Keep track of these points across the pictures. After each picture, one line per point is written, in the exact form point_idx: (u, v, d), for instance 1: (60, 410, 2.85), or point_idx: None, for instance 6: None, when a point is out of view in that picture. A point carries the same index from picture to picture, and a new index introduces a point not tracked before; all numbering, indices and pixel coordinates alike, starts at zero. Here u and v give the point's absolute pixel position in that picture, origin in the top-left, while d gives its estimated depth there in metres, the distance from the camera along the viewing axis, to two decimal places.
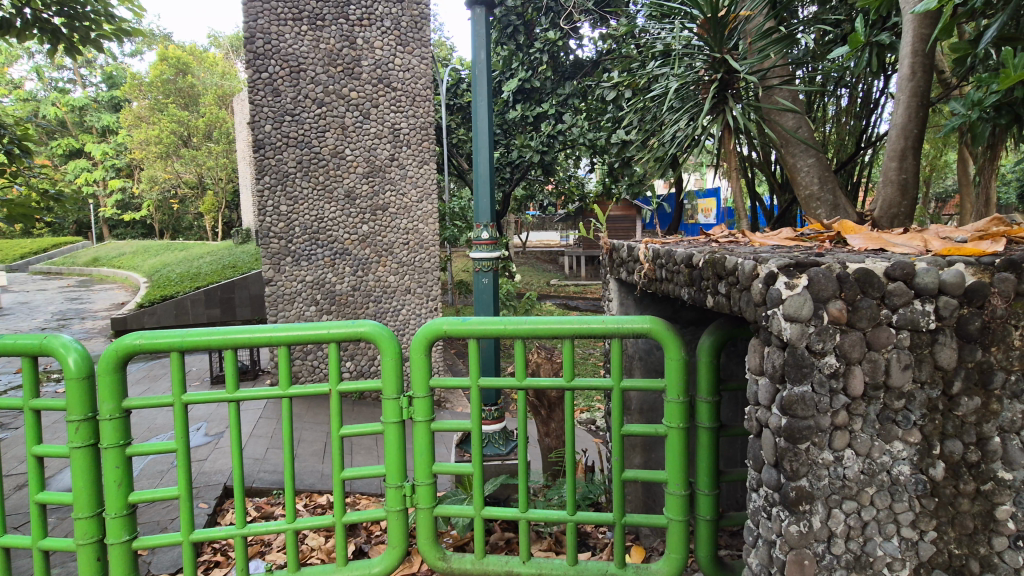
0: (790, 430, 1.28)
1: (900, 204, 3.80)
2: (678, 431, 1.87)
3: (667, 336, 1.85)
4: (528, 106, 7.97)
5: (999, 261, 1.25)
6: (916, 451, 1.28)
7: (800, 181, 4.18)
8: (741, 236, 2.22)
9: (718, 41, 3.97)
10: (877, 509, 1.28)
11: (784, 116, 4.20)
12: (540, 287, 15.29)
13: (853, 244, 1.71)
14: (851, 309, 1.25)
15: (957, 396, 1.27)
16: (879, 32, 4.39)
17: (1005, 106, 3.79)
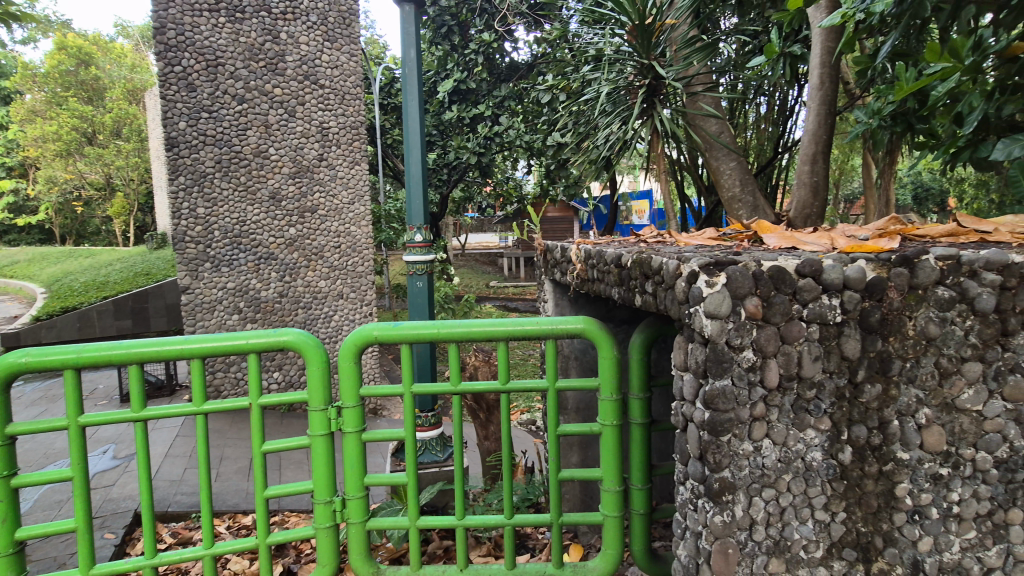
0: (713, 424, 1.32)
1: (812, 204, 4.07)
2: (612, 428, 1.89)
3: (600, 335, 1.87)
4: (464, 107, 7.88)
5: (894, 257, 1.35)
6: (827, 438, 1.36)
7: (724, 184, 4.39)
8: (668, 236, 2.29)
9: (645, 47, 4.11)
10: (793, 495, 1.35)
11: (708, 121, 4.40)
12: (479, 288, 15.27)
13: (768, 243, 1.79)
14: (766, 305, 1.31)
15: (862, 384, 1.36)
16: (792, 44, 4.69)
17: (900, 116, 4.17)
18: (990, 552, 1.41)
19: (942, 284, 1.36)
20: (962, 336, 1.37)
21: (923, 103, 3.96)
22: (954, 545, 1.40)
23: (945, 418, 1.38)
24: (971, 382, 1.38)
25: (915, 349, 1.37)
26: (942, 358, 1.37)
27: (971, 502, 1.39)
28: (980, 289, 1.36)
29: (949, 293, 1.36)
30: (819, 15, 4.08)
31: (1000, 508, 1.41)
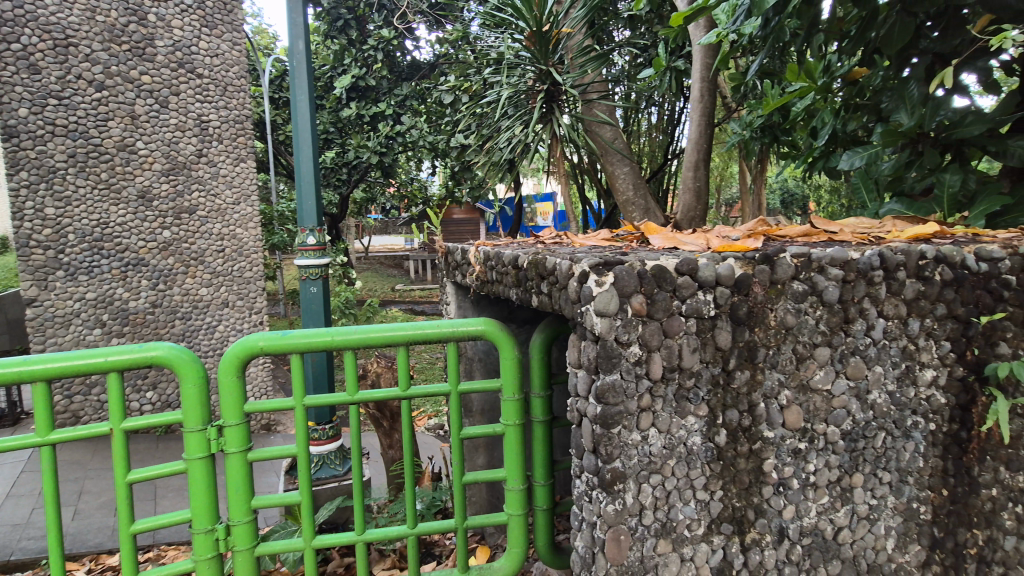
0: (604, 417, 1.37)
1: (696, 208, 4.43)
2: (514, 428, 1.91)
3: (501, 336, 1.88)
4: (364, 105, 7.62)
5: (758, 255, 1.49)
6: (705, 423, 1.47)
7: (619, 187, 4.64)
8: (565, 237, 2.36)
9: (543, 54, 4.25)
10: (677, 479, 1.44)
11: (603, 129, 4.63)
12: (384, 292, 14.85)
13: (653, 243, 1.91)
14: (650, 302, 1.39)
15: (733, 371, 1.49)
16: (676, 59, 5.11)
17: (768, 129, 4.67)
18: (840, 513, 1.60)
19: (798, 279, 1.53)
20: (814, 325, 1.55)
21: (785, 118, 4.45)
22: (811, 510, 1.57)
23: (802, 397, 1.55)
24: (822, 364, 1.56)
25: (777, 337, 1.52)
26: (799, 345, 1.54)
27: (824, 471, 1.58)
28: (827, 282, 1.54)
29: (803, 286, 1.53)
30: (699, 33, 4.45)
31: (846, 473, 1.61)
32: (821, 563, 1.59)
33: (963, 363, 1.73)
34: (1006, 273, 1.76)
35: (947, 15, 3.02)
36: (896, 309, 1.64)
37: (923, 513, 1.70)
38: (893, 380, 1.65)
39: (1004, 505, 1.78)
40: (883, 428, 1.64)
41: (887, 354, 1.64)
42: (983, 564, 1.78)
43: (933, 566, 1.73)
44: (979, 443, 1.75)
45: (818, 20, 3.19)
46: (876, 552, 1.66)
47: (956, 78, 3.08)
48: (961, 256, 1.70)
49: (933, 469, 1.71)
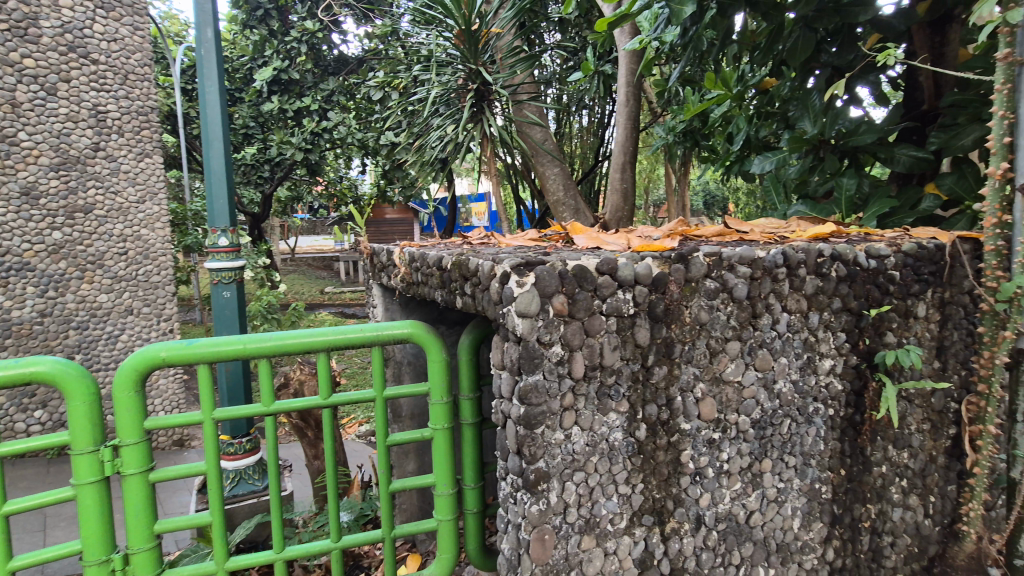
0: (528, 418, 1.37)
1: (623, 208, 4.58)
2: (443, 432, 1.88)
3: (428, 339, 1.83)
4: (287, 99, 7.22)
5: (674, 254, 1.55)
6: (625, 419, 1.50)
7: (549, 188, 4.71)
8: (492, 237, 2.36)
9: (472, 53, 4.22)
10: (599, 475, 1.46)
11: (533, 129, 4.69)
12: (312, 295, 14.25)
13: (578, 243, 1.94)
14: (571, 302, 1.41)
15: (652, 367, 1.53)
16: (604, 64, 5.29)
17: (689, 133, 4.92)
18: (751, 497, 1.70)
19: (711, 277, 1.60)
20: (725, 320, 1.63)
21: (704, 123, 4.70)
22: (725, 497, 1.65)
23: (715, 389, 1.63)
24: (733, 357, 1.65)
25: (691, 333, 1.59)
26: (711, 340, 1.61)
27: (736, 458, 1.66)
28: (736, 279, 1.63)
29: (715, 284, 1.60)
30: (624, 39, 4.60)
31: (756, 459, 1.71)
32: (735, 547, 1.67)
33: (856, 352, 1.89)
34: (891, 269, 1.94)
35: (843, 32, 3.28)
36: (798, 304, 1.76)
37: (825, 492, 1.83)
38: (797, 370, 1.77)
39: (892, 480, 1.97)
40: (788, 415, 1.76)
41: (791, 345, 1.76)
42: (875, 535, 1.95)
43: (834, 541, 1.87)
44: (871, 424, 1.91)
45: (731, 31, 3.37)
46: (784, 532, 1.77)
47: (851, 89, 3.37)
48: (853, 254, 1.84)
49: (833, 451, 1.85)
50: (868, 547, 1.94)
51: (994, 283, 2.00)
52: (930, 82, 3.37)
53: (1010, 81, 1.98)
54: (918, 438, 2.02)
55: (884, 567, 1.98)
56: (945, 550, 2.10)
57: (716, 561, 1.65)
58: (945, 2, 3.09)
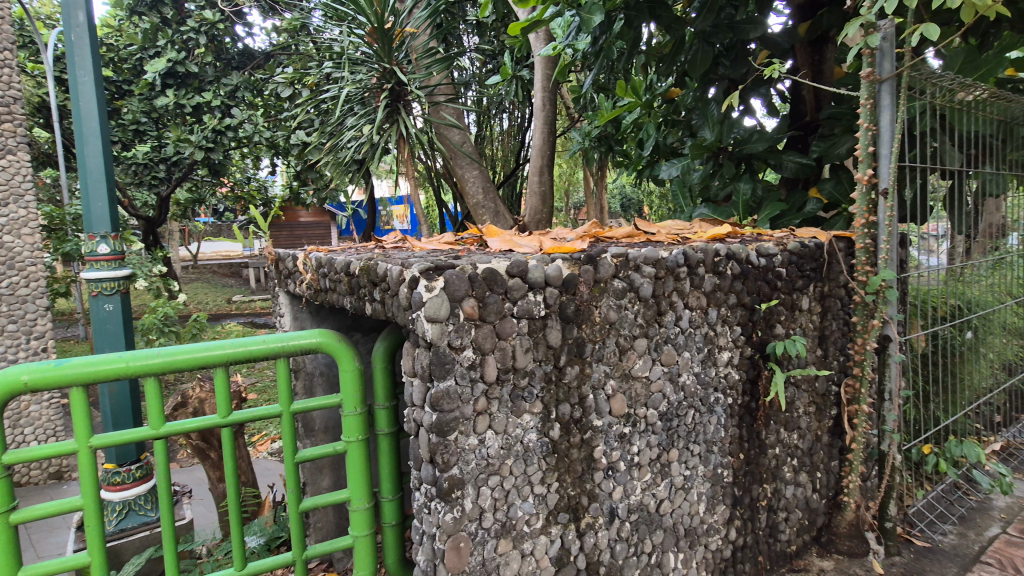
0: (439, 425, 1.35)
1: (542, 211, 4.68)
2: (357, 445, 1.80)
3: (339, 348, 1.75)
4: (184, 94, 6.64)
5: (583, 256, 1.59)
6: (540, 419, 1.52)
7: (469, 191, 4.74)
8: (406, 241, 2.30)
9: (386, 52, 4.10)
10: (514, 477, 1.47)
11: (452, 131, 4.69)
12: (218, 305, 13.24)
13: (492, 246, 1.94)
14: (481, 306, 1.40)
15: (564, 367, 1.56)
16: (521, 69, 5.38)
17: (603, 138, 5.14)
18: (660, 487, 1.78)
19: (618, 277, 1.66)
20: (632, 318, 1.69)
21: (617, 129, 4.89)
22: (637, 488, 1.72)
23: (625, 385, 1.69)
24: (640, 353, 1.72)
25: (602, 332, 1.63)
26: (620, 338, 1.67)
27: (646, 451, 1.74)
28: (642, 279, 1.70)
29: (622, 284, 1.66)
30: (539, 44, 4.69)
31: (664, 450, 1.79)
32: (646, 535, 1.75)
33: (751, 344, 2.04)
34: (779, 267, 2.11)
35: (736, 48, 3.55)
36: (698, 301, 1.87)
37: (726, 476, 1.96)
38: (699, 363, 1.88)
39: (784, 460, 2.14)
40: (692, 406, 1.86)
41: (693, 340, 1.86)
42: (772, 512, 2.11)
43: (736, 521, 2.00)
44: (766, 410, 2.07)
45: (637, 41, 3.53)
46: (691, 517, 1.86)
47: (745, 100, 3.65)
48: (746, 253, 1.99)
49: (733, 437, 1.98)
50: (766, 524, 2.10)
51: (864, 277, 2.23)
52: (812, 96, 3.72)
53: (873, 97, 2.24)
54: (805, 420, 2.21)
55: (780, 541, 2.15)
56: (831, 521, 2.32)
57: (630, 551, 1.70)
58: (821, 24, 3.43)
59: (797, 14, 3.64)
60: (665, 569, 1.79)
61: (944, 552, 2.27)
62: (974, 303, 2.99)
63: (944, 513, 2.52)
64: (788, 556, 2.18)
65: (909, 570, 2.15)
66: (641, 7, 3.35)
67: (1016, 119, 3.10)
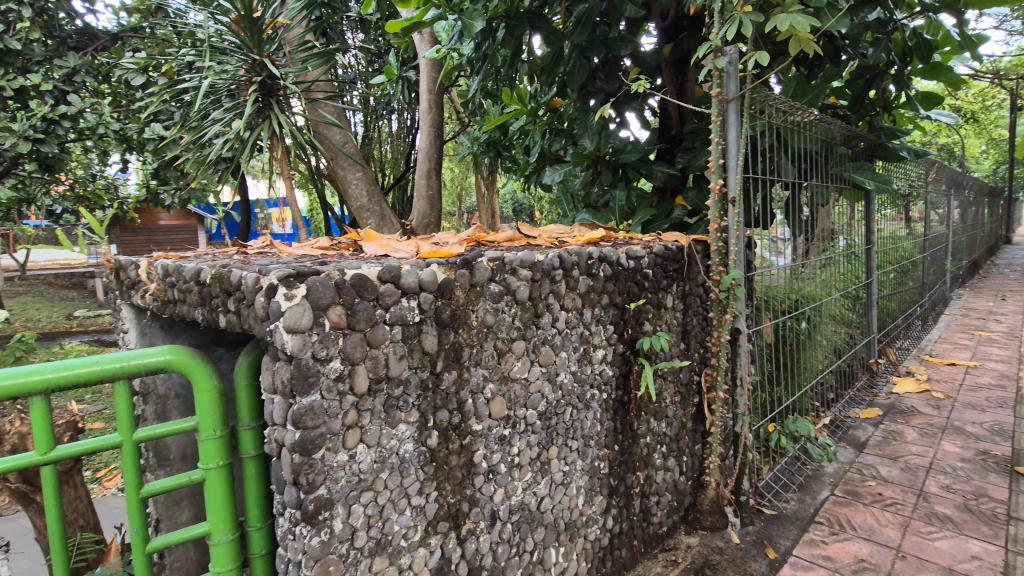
0: (303, 443, 1.25)
1: (430, 214, 4.65)
2: (218, 472, 1.59)
3: (194, 366, 1.55)
4: (3, 74, 5.60)
5: (459, 260, 1.58)
6: (416, 428, 1.47)
7: (352, 193, 4.54)
8: (274, 246, 2.14)
9: (255, 42, 3.77)
10: (389, 491, 1.41)
11: (332, 131, 4.49)
12: (55, 323, 11.36)
13: (367, 250, 1.86)
14: (350, 314, 1.32)
15: (441, 373, 1.53)
16: (407, 70, 5.29)
17: (491, 144, 5.22)
18: (541, 485, 1.82)
19: (494, 281, 1.67)
20: (510, 321, 1.72)
21: (504, 135, 4.99)
22: (518, 489, 1.74)
23: (504, 388, 1.70)
24: (519, 355, 1.75)
25: (479, 336, 1.63)
26: (498, 341, 1.69)
27: (526, 450, 1.77)
28: (518, 282, 1.73)
29: (498, 287, 1.68)
30: (424, 46, 4.65)
31: (544, 448, 1.84)
32: (528, 534, 1.78)
33: (622, 341, 2.17)
34: (646, 268, 2.26)
35: (610, 63, 3.79)
36: (574, 302, 1.95)
37: (603, 468, 2.06)
38: (575, 362, 1.96)
39: (655, 448, 2.31)
40: (569, 403, 1.93)
41: (569, 340, 1.93)
42: (644, 497, 2.26)
43: (614, 510, 2.11)
44: (637, 402, 2.21)
45: (519, 51, 3.62)
46: (571, 511, 1.93)
47: (620, 112, 3.89)
48: (616, 255, 2.11)
49: (608, 430, 2.09)
50: (640, 510, 2.23)
51: (718, 276, 2.48)
52: (677, 112, 4.07)
53: (721, 115, 2.49)
54: (672, 409, 2.39)
55: (652, 523, 2.30)
56: (696, 500, 2.54)
57: (511, 552, 1.72)
58: (682, 47, 3.77)
59: (663, 36, 3.97)
60: (546, 565, 1.84)
61: (787, 517, 2.58)
62: (809, 297, 3.44)
63: (787, 483, 2.87)
64: (660, 537, 2.35)
65: (759, 537, 2.42)
66: (521, 18, 3.45)
67: (835, 140, 3.64)
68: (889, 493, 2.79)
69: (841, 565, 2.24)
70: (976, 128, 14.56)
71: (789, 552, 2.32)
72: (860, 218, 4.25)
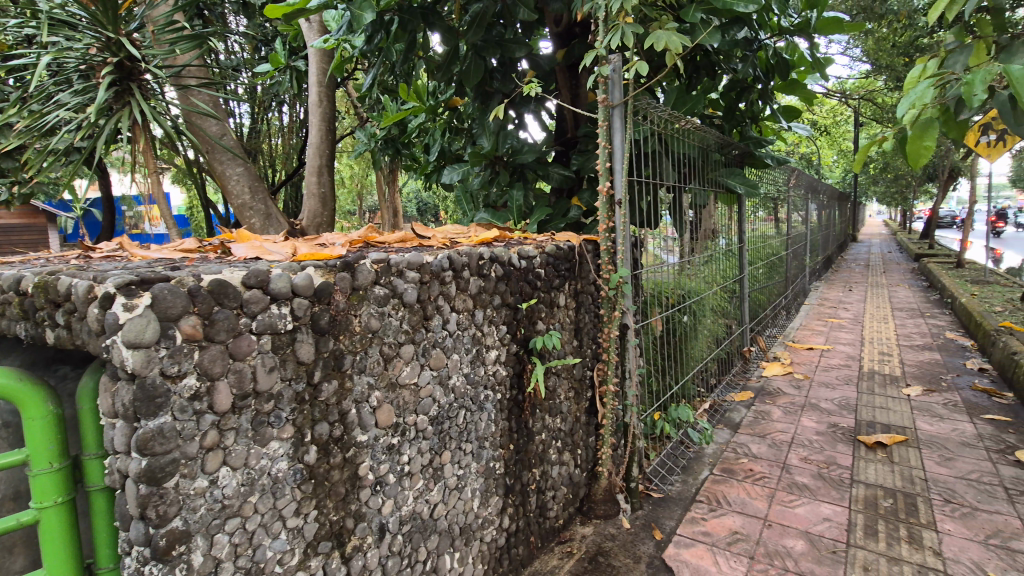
0: (151, 471, 1.11)
1: (322, 214, 4.45)
2: (55, 510, 1.34)
3: (22, 390, 1.29)
4: None
5: (339, 262, 1.49)
6: (291, 445, 1.37)
7: (231, 190, 4.19)
8: (126, 249, 1.89)
9: (111, 18, 3.30)
10: (261, 515, 1.30)
11: (208, 122, 4.09)
12: None
13: (236, 253, 1.70)
14: (208, 324, 1.20)
15: (319, 384, 1.43)
16: (297, 60, 4.97)
17: (388, 141, 5.07)
18: (434, 492, 1.78)
19: (379, 284, 1.60)
20: (397, 325, 1.65)
21: (402, 133, 4.87)
22: (408, 498, 1.69)
23: (392, 395, 1.64)
24: (407, 360, 1.69)
25: (362, 342, 1.55)
26: (384, 346, 1.61)
27: (417, 458, 1.72)
28: (405, 285, 1.67)
29: (383, 290, 1.60)
30: (312, 35, 4.38)
31: (436, 453, 1.80)
32: (421, 543, 1.73)
33: (514, 341, 2.18)
34: (538, 267, 2.30)
35: (506, 65, 3.81)
36: (465, 303, 1.93)
37: (498, 468, 2.07)
38: (468, 363, 1.94)
39: (550, 444, 2.35)
40: (462, 406, 1.91)
41: (461, 342, 1.91)
42: (540, 493, 2.30)
43: (509, 509, 2.12)
44: (532, 400, 2.24)
45: (413, 46, 3.54)
46: (466, 514, 1.91)
47: (517, 114, 3.94)
48: (508, 255, 2.12)
49: (503, 430, 2.10)
50: (536, 506, 2.27)
51: (607, 275, 2.59)
52: (571, 117, 4.21)
53: (607, 120, 2.60)
54: (566, 405, 2.46)
55: (548, 518, 2.35)
56: (590, 491, 2.64)
57: (403, 564, 1.67)
58: (574, 53, 3.90)
59: (556, 41, 4.07)
60: (440, 572, 1.80)
61: (672, 499, 2.77)
62: (692, 292, 3.70)
63: (672, 467, 3.08)
64: (556, 530, 2.41)
65: (647, 520, 2.57)
66: (414, 13, 3.38)
67: (710, 147, 3.96)
68: (759, 468, 3.08)
69: (717, 539, 2.43)
70: (828, 140, 16.63)
71: (674, 531, 2.48)
72: (735, 218, 4.66)
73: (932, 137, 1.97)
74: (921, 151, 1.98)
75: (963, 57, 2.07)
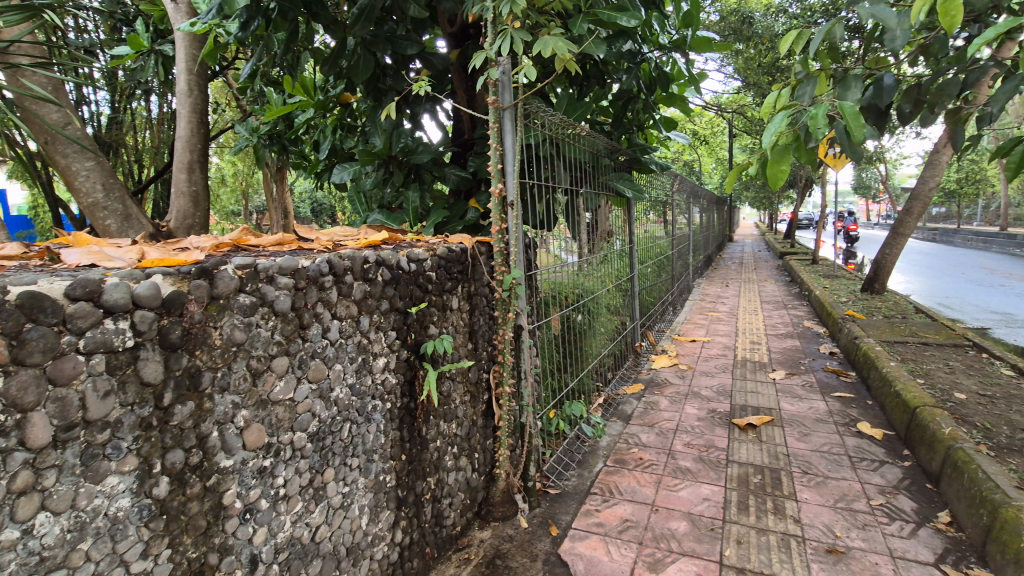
0: None
1: (193, 215, 3.94)
2: None
3: None
4: None
5: (193, 269, 1.33)
6: (135, 478, 1.20)
7: (79, 187, 3.62)
8: None
9: None
10: (95, 562, 1.12)
11: (46, 108, 3.51)
12: None
13: (68, 259, 1.47)
14: (16, 345, 1.00)
15: (170, 407, 1.27)
16: (163, 44, 4.42)
17: (273, 137, 4.71)
18: (314, 513, 1.66)
19: (243, 291, 1.45)
20: (267, 336, 1.51)
21: (289, 128, 4.56)
22: (285, 523, 1.56)
23: (262, 413, 1.50)
24: (281, 374, 1.56)
25: (225, 357, 1.40)
26: (252, 360, 1.47)
27: (294, 479, 1.59)
28: (277, 291, 1.54)
29: (250, 299, 1.46)
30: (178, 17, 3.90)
31: (317, 472, 1.68)
32: (301, 570, 1.61)
33: (404, 347, 2.11)
34: (429, 271, 2.24)
35: (398, 62, 3.70)
36: (348, 309, 1.82)
37: (389, 481, 1.99)
38: (352, 373, 1.84)
39: (445, 450, 2.31)
40: (347, 419, 1.80)
41: (344, 351, 1.81)
42: (436, 502, 2.25)
43: (402, 522, 2.04)
44: (425, 407, 2.18)
45: (296, 36, 3.30)
46: (353, 533, 1.81)
47: (412, 112, 3.83)
48: (395, 258, 2.04)
49: (393, 441, 2.02)
50: (431, 515, 2.22)
51: (501, 276, 2.59)
52: (468, 118, 4.17)
53: (497, 121, 2.61)
54: (462, 409, 2.43)
55: (445, 526, 2.31)
56: (488, 494, 2.63)
57: None
58: (468, 54, 3.87)
59: (450, 41, 4.02)
60: None
61: (568, 493, 2.84)
62: (588, 292, 3.83)
63: (569, 463, 3.17)
64: (453, 537, 2.36)
65: (544, 517, 2.61)
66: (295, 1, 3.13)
67: (601, 152, 4.12)
68: (648, 456, 3.26)
69: (609, 529, 2.52)
70: (708, 148, 18.23)
71: (569, 526, 2.55)
72: (625, 221, 4.88)
73: (787, 163, 2.20)
74: (779, 175, 2.20)
75: (811, 89, 2.32)
